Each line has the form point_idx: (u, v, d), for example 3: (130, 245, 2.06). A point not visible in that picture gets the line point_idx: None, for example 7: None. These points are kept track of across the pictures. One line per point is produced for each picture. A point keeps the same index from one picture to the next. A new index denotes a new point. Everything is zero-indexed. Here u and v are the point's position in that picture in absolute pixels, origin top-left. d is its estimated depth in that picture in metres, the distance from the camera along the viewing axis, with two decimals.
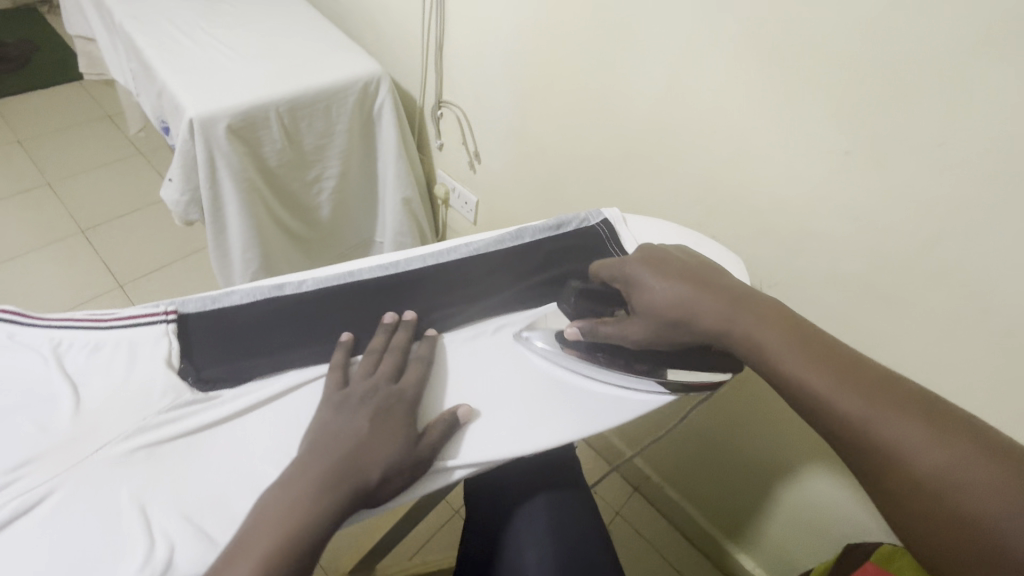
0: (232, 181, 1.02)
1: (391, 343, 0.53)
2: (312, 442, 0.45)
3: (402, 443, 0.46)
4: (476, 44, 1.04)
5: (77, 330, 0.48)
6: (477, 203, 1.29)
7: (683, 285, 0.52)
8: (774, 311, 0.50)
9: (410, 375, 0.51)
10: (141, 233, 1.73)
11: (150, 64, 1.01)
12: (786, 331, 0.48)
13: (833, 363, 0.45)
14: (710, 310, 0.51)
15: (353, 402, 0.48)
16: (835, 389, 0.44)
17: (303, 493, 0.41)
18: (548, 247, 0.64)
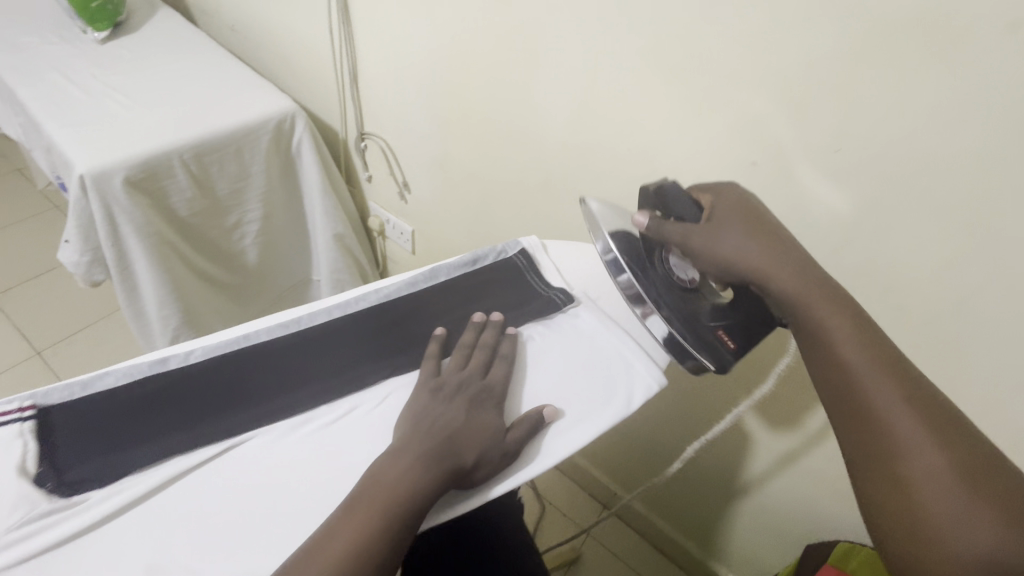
0: (138, 236, 0.95)
1: (480, 341, 0.55)
2: (405, 434, 0.46)
3: (492, 437, 0.48)
4: (389, 74, 1.01)
5: None
6: (413, 232, 1.25)
7: (753, 241, 0.49)
8: (830, 285, 0.47)
9: (497, 372, 0.53)
10: (58, 294, 1.60)
11: (36, 119, 0.94)
12: (836, 304, 0.45)
13: (872, 342, 0.43)
14: (767, 268, 0.48)
15: (446, 393, 0.50)
16: (863, 364, 0.42)
17: (384, 488, 0.42)
18: (465, 283, 0.62)
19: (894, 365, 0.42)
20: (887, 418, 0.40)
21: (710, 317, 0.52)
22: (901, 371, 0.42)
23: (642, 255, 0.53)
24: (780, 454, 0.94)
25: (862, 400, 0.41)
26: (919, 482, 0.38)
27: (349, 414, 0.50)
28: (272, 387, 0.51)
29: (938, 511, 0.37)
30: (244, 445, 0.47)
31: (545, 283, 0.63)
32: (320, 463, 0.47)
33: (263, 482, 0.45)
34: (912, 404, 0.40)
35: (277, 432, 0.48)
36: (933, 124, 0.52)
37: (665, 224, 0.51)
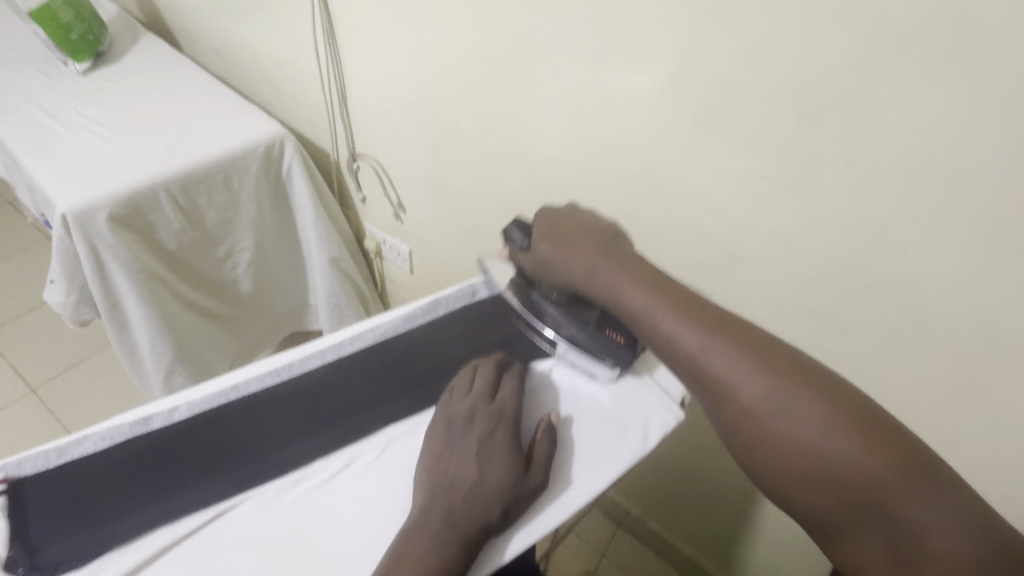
0: (124, 273, 0.92)
1: (485, 364, 0.52)
2: (425, 493, 0.43)
3: (516, 466, 0.45)
4: (378, 94, 0.98)
5: None
6: (410, 252, 1.22)
7: (562, 248, 0.50)
8: (632, 265, 0.47)
9: (510, 396, 0.50)
10: (51, 328, 1.57)
11: (16, 158, 0.91)
12: (647, 285, 0.46)
13: (684, 308, 0.44)
14: (576, 277, 0.49)
15: (459, 428, 0.47)
16: (702, 346, 0.42)
17: (416, 559, 0.39)
18: (465, 317, 0.59)
19: (712, 322, 0.43)
20: (736, 386, 0.40)
21: (596, 321, 0.52)
22: (717, 326, 0.42)
23: (523, 283, 0.55)
24: None
25: (718, 385, 0.41)
26: (784, 434, 0.38)
27: (347, 469, 0.47)
28: (262, 444, 0.47)
29: (812, 451, 0.37)
30: (234, 511, 0.43)
31: None
32: (316, 528, 0.43)
33: (254, 554, 0.41)
34: (742, 355, 0.40)
35: (270, 495, 0.44)
36: (957, 130, 0.49)
37: (517, 254, 0.54)
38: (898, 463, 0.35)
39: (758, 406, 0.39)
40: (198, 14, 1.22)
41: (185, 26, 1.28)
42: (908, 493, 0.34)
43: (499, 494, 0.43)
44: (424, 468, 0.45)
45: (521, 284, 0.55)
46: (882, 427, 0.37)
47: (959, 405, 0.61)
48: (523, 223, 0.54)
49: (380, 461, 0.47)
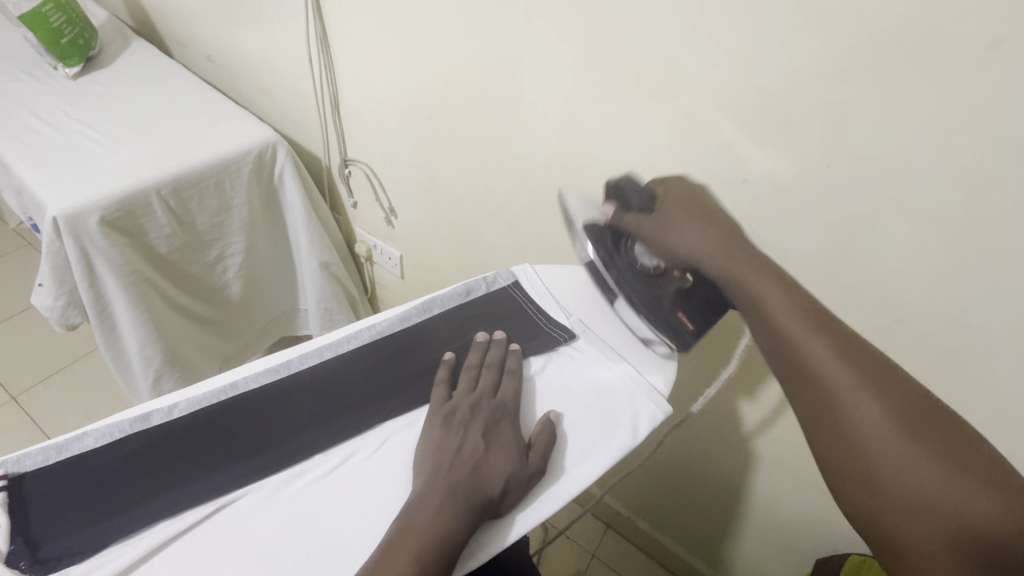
0: (115, 276, 0.92)
1: (486, 360, 0.55)
2: (429, 473, 0.45)
3: (516, 456, 0.47)
4: (371, 99, 1.00)
5: None
6: (401, 257, 1.23)
7: (684, 216, 0.51)
8: (758, 268, 0.47)
9: (508, 389, 0.52)
10: (32, 335, 1.54)
11: (4, 160, 0.90)
12: (779, 289, 0.45)
13: (811, 317, 0.44)
14: (688, 247, 0.50)
15: (461, 417, 0.49)
16: (827, 354, 0.41)
17: (418, 533, 0.41)
18: (458, 315, 0.60)
19: (834, 328, 0.43)
20: (839, 385, 0.40)
21: (672, 300, 0.54)
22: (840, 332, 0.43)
23: (610, 242, 0.56)
24: (783, 468, 0.93)
25: (836, 394, 0.40)
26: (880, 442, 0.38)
27: (346, 462, 0.48)
28: (262, 439, 0.48)
29: (929, 474, 0.37)
30: (236, 504, 0.44)
31: (544, 315, 0.61)
32: (317, 520, 0.44)
33: (257, 544, 0.42)
34: (857, 361, 0.41)
35: (271, 487, 0.45)
36: (923, 137, 0.52)
37: (621, 214, 0.55)
38: (1014, 505, 0.35)
39: (860, 410, 0.39)
40: (188, 19, 1.23)
41: (175, 31, 1.29)
42: (1020, 533, 0.34)
43: (501, 477, 0.45)
44: (425, 452, 0.47)
45: (606, 241, 0.56)
46: (995, 469, 0.37)
47: (928, 396, 0.65)
48: (631, 181, 0.55)
49: (378, 454, 0.49)
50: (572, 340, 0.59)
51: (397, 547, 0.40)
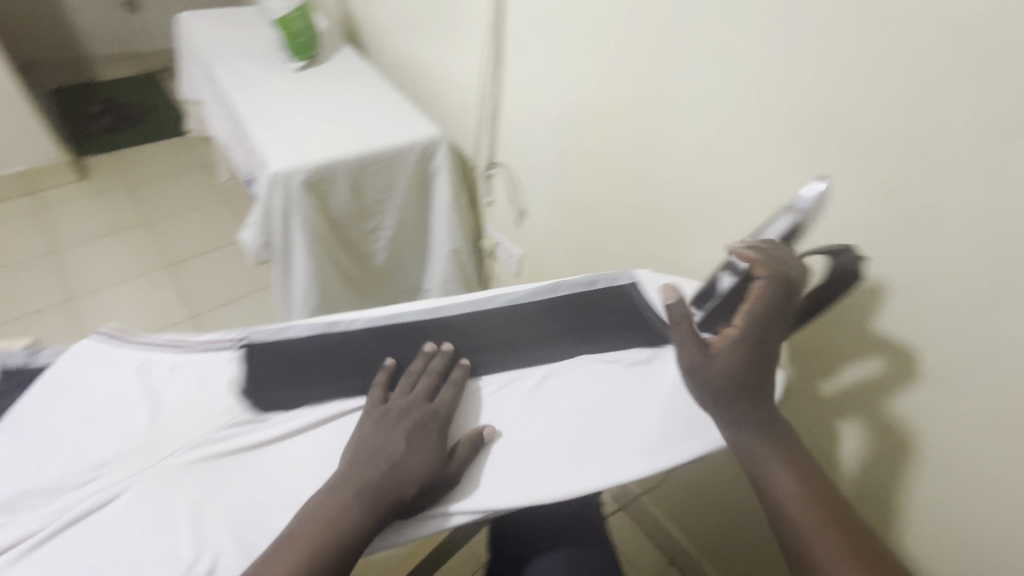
0: (301, 229, 1.13)
1: (427, 367, 0.57)
2: (346, 465, 0.49)
3: (435, 461, 0.50)
4: (526, 113, 1.13)
5: (163, 350, 0.56)
6: (521, 256, 1.36)
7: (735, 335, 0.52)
8: (779, 450, 0.51)
9: (443, 396, 0.55)
10: (219, 271, 1.90)
11: (244, 125, 1.16)
12: (800, 478, 0.50)
13: (825, 511, 0.48)
14: (723, 371, 0.52)
15: (392, 417, 0.52)
16: (830, 551, 0.46)
17: (324, 525, 0.44)
18: (580, 301, 0.67)
19: (840, 517, 0.48)
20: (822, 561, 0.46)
21: (738, 316, 0.62)
22: (837, 514, 0.48)
23: None
24: None
25: None
26: None
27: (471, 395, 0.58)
28: (410, 361, 0.60)
29: None
30: (388, 403, 0.56)
31: (657, 316, 0.66)
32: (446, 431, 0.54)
33: None
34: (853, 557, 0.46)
35: None
36: None
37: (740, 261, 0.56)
38: None
39: None
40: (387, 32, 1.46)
41: (375, 40, 1.54)
42: None
43: (411, 481, 0.48)
44: (355, 444, 0.50)
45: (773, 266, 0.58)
46: None
47: None
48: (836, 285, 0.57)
49: (499, 395, 0.58)
50: None
51: (303, 529, 0.44)
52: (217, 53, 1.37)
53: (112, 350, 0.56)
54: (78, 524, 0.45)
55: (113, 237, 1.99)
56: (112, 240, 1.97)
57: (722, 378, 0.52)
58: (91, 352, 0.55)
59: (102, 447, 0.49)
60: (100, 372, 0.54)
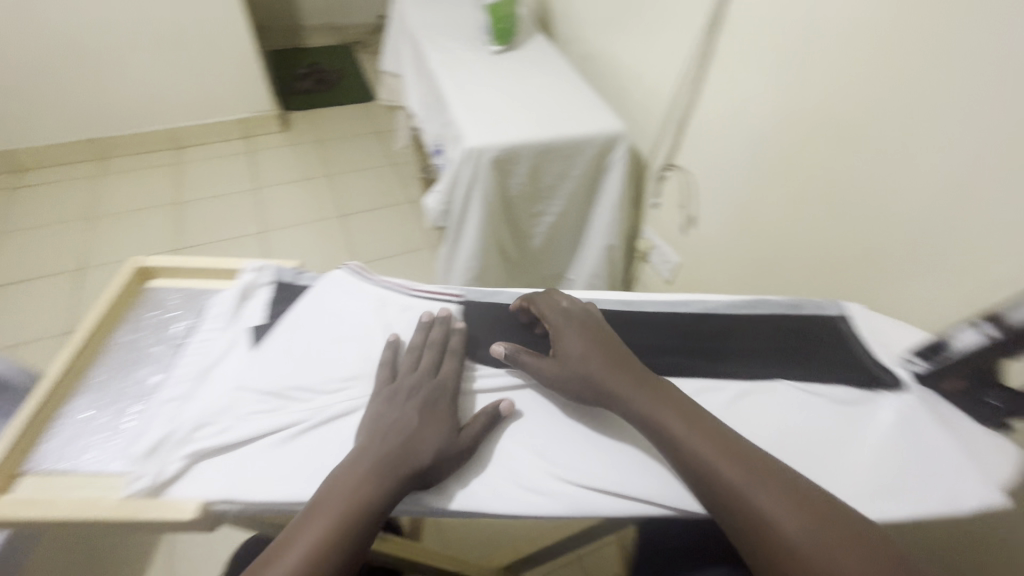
0: (480, 202, 1.21)
1: (428, 340, 0.59)
2: (354, 452, 0.49)
3: (445, 433, 0.51)
4: (723, 121, 1.09)
5: (399, 292, 0.65)
6: (680, 264, 1.34)
7: (566, 335, 0.57)
8: (804, 497, 0.45)
9: (447, 368, 0.57)
10: (380, 228, 2.11)
11: (445, 99, 1.25)
12: (832, 531, 0.43)
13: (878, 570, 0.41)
14: (590, 371, 0.54)
15: (401, 394, 0.53)
16: None
17: (339, 505, 0.44)
18: (782, 323, 0.66)
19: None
20: None
21: (984, 378, 0.56)
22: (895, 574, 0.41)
23: None
24: None
25: None
26: None
27: None
28: None
29: None
30: None
31: (869, 355, 0.62)
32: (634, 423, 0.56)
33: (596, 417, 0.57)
34: None
35: None
36: None
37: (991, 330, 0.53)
38: None
39: None
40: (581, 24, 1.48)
41: (566, 31, 1.58)
42: None
43: (416, 452, 0.49)
44: (367, 423, 0.51)
45: None
46: None
47: None
48: None
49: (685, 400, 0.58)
50: (897, 390, 0.59)
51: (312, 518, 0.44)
52: (425, 30, 1.49)
53: (356, 283, 0.65)
54: (330, 424, 0.53)
55: (300, 183, 2.28)
56: (299, 186, 2.27)
57: (562, 372, 0.55)
58: (341, 281, 0.65)
59: (351, 363, 0.57)
60: (348, 299, 0.63)
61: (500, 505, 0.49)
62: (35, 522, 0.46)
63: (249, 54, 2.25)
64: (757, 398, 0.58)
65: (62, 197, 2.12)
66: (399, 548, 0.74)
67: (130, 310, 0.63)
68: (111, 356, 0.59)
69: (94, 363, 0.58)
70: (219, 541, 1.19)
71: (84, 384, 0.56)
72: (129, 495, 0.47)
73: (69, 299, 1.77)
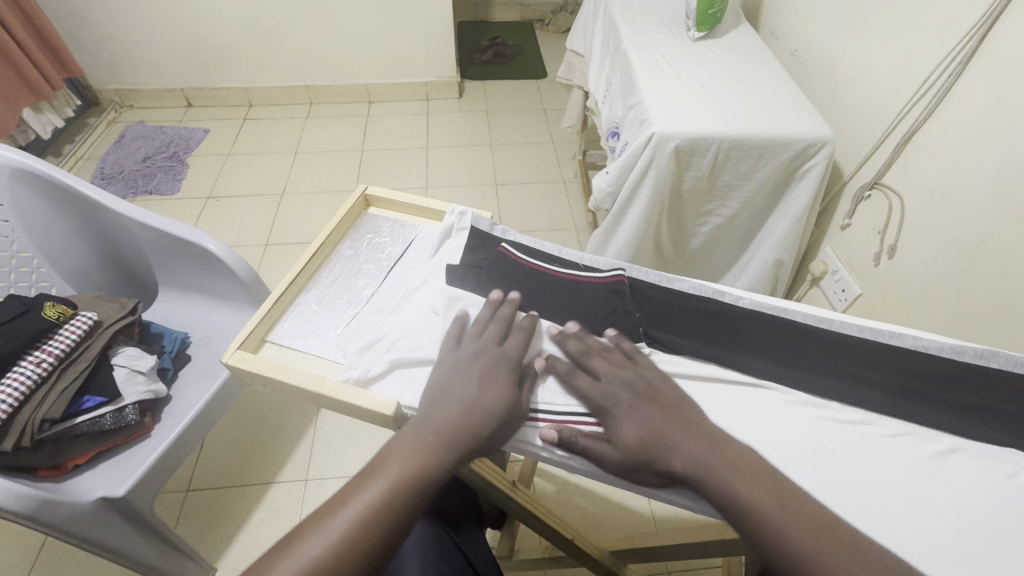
0: (650, 190, 1.18)
1: (497, 314, 0.58)
2: (431, 415, 0.49)
3: (507, 396, 0.51)
4: (965, 141, 0.92)
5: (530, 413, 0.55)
6: (859, 296, 1.19)
7: (628, 428, 0.50)
8: (735, 456, 0.47)
9: (513, 340, 0.56)
10: (531, 202, 2.17)
11: (635, 80, 1.24)
12: (754, 480, 0.45)
13: (793, 510, 0.43)
14: (621, 405, 0.52)
15: (464, 358, 0.53)
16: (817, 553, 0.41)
17: (415, 446, 0.46)
18: (1017, 386, 0.57)
19: (801, 513, 0.43)
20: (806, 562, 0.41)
21: None
22: (813, 520, 0.43)
23: None
24: None
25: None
26: None
27: (858, 426, 0.54)
28: (787, 359, 0.60)
29: None
30: (766, 391, 0.57)
31: None
32: (814, 445, 0.52)
33: (770, 430, 0.53)
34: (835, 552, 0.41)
35: (792, 400, 0.56)
36: None
37: None
38: None
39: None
40: (798, 16, 1.35)
41: (776, 22, 1.44)
42: None
43: (461, 415, 0.48)
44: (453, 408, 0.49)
45: None
46: None
47: None
48: None
49: (875, 441, 0.53)
50: None
51: (359, 486, 0.44)
52: (625, 9, 1.47)
53: None
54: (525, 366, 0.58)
55: (464, 148, 2.43)
56: (463, 150, 2.41)
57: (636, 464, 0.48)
58: None
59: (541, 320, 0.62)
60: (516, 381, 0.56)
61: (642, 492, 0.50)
62: (274, 381, 0.56)
63: (446, 22, 2.41)
64: (975, 460, 0.52)
65: (276, 131, 2.51)
66: (529, 502, 0.76)
67: (352, 229, 0.73)
68: (334, 264, 0.69)
69: (322, 267, 0.69)
70: (352, 446, 1.36)
71: (313, 282, 0.67)
72: (346, 380, 0.55)
73: (269, 217, 2.10)
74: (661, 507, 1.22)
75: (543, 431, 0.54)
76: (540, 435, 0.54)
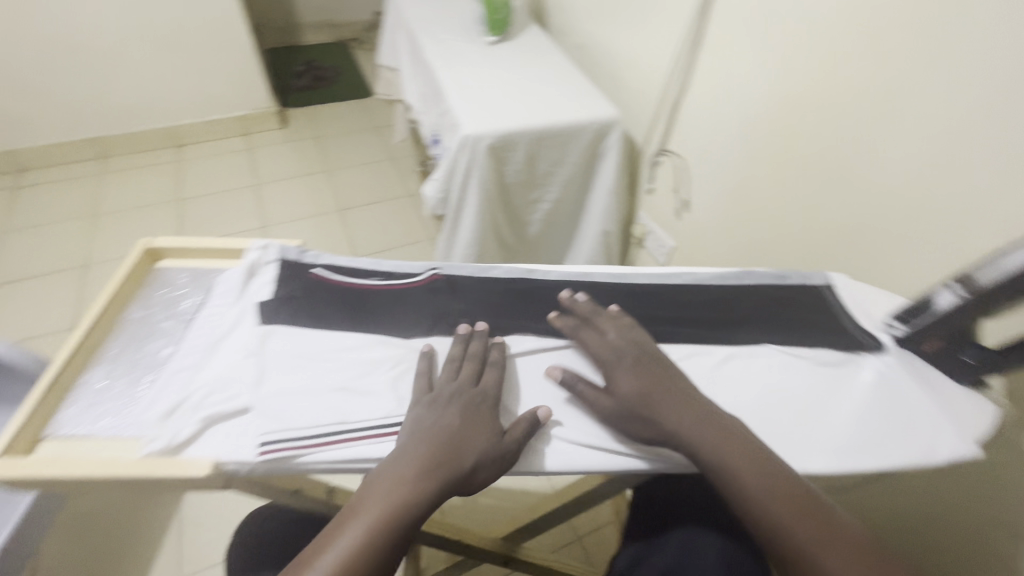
0: (478, 189, 1.23)
1: (467, 351, 0.59)
2: (403, 459, 0.49)
3: (489, 433, 0.52)
4: (713, 105, 1.11)
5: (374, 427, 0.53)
6: (674, 248, 1.37)
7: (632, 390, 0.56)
8: (716, 422, 0.54)
9: (488, 377, 0.57)
10: (380, 222, 2.13)
11: (441, 88, 1.28)
12: (737, 449, 0.52)
13: (764, 470, 0.51)
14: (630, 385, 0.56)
15: (441, 398, 0.53)
16: (785, 504, 0.49)
17: (386, 499, 0.46)
18: (767, 293, 0.71)
19: (774, 475, 0.51)
20: (776, 511, 0.49)
21: (966, 348, 0.60)
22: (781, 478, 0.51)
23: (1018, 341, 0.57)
24: None
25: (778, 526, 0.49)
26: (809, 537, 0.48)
27: None
28: None
29: None
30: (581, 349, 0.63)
31: (848, 322, 0.68)
32: None
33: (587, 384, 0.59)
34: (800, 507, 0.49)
35: None
36: None
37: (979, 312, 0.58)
38: None
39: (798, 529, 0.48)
40: (574, 14, 1.51)
41: (559, 21, 1.60)
42: None
43: (437, 460, 0.49)
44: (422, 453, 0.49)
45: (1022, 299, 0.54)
46: None
47: None
48: None
49: None
50: (878, 352, 0.64)
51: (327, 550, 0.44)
52: (421, 22, 1.51)
53: (342, 421, 0.53)
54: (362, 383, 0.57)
55: (299, 178, 2.30)
56: (298, 181, 2.29)
57: (625, 409, 0.54)
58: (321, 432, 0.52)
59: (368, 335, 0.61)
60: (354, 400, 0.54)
61: (631, 446, 0.55)
62: (58, 481, 0.48)
63: (247, 50, 2.26)
64: (745, 361, 0.63)
65: (63, 195, 2.14)
66: None
67: (140, 289, 0.66)
68: (123, 333, 0.61)
69: (108, 337, 0.61)
70: (226, 524, 1.22)
71: (98, 357, 0.59)
72: (148, 453, 0.49)
73: (73, 296, 1.79)
74: (556, 480, 1.28)
75: (382, 444, 0.51)
76: (380, 449, 0.51)
